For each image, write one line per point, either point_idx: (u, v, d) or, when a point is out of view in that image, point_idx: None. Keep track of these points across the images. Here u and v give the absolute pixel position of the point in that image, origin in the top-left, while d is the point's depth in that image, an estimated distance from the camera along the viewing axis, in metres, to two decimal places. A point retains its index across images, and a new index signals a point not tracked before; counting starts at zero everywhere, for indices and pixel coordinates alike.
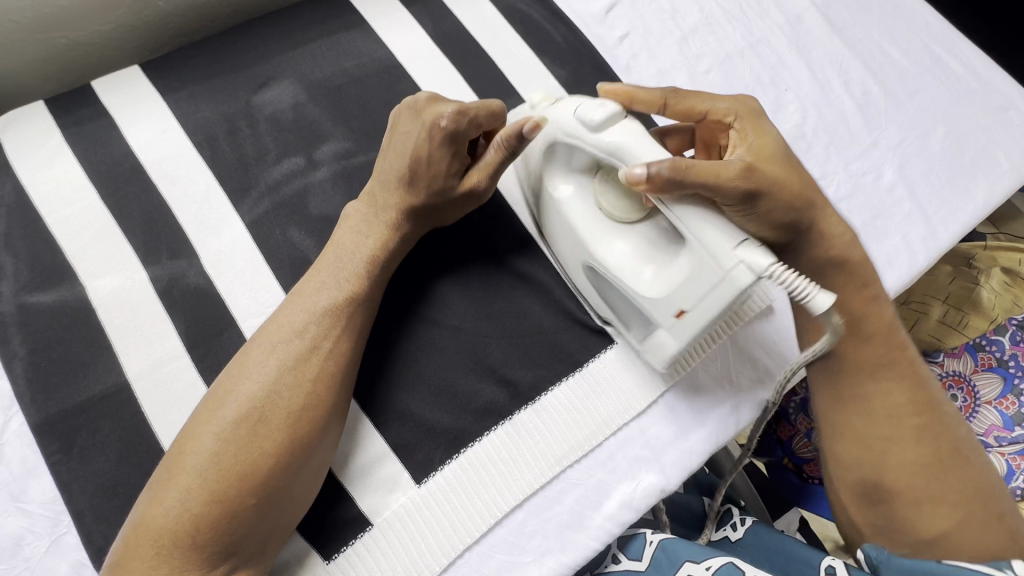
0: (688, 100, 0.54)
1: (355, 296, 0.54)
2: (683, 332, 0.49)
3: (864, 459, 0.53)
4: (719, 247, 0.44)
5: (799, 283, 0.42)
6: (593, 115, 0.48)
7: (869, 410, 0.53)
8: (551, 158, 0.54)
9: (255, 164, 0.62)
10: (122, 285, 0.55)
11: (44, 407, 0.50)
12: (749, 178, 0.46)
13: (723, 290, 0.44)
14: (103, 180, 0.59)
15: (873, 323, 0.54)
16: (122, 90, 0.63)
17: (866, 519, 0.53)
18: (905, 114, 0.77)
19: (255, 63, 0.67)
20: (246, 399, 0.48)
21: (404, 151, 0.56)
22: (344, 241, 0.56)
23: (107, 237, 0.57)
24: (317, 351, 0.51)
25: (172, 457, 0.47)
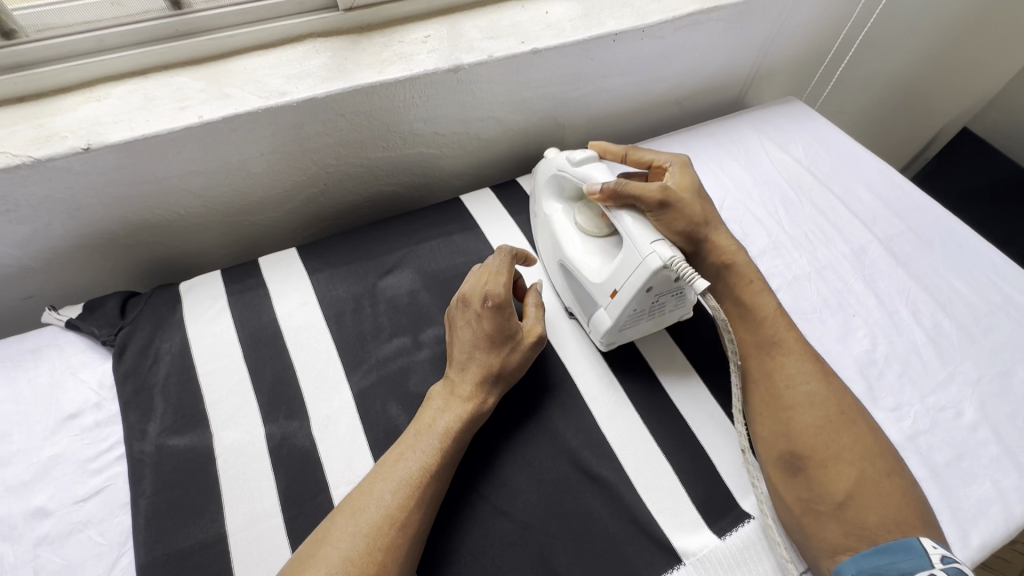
0: (641, 153, 0.79)
1: (432, 466, 0.57)
2: (616, 308, 0.66)
3: (779, 432, 0.63)
4: (642, 241, 0.63)
5: (689, 271, 0.60)
6: (578, 154, 0.73)
7: (772, 380, 0.66)
8: (547, 190, 0.79)
9: (371, 340, 0.72)
10: (243, 438, 0.63)
11: (153, 548, 0.56)
12: (662, 193, 0.69)
13: (641, 272, 0.62)
14: (249, 342, 0.71)
15: (761, 311, 0.70)
16: (279, 267, 0.78)
17: (795, 498, 0.60)
18: (981, 351, 0.78)
19: (385, 253, 0.81)
20: (322, 566, 0.50)
21: (467, 336, 0.66)
22: (424, 416, 0.62)
23: (240, 392, 0.67)
24: (393, 521, 0.53)
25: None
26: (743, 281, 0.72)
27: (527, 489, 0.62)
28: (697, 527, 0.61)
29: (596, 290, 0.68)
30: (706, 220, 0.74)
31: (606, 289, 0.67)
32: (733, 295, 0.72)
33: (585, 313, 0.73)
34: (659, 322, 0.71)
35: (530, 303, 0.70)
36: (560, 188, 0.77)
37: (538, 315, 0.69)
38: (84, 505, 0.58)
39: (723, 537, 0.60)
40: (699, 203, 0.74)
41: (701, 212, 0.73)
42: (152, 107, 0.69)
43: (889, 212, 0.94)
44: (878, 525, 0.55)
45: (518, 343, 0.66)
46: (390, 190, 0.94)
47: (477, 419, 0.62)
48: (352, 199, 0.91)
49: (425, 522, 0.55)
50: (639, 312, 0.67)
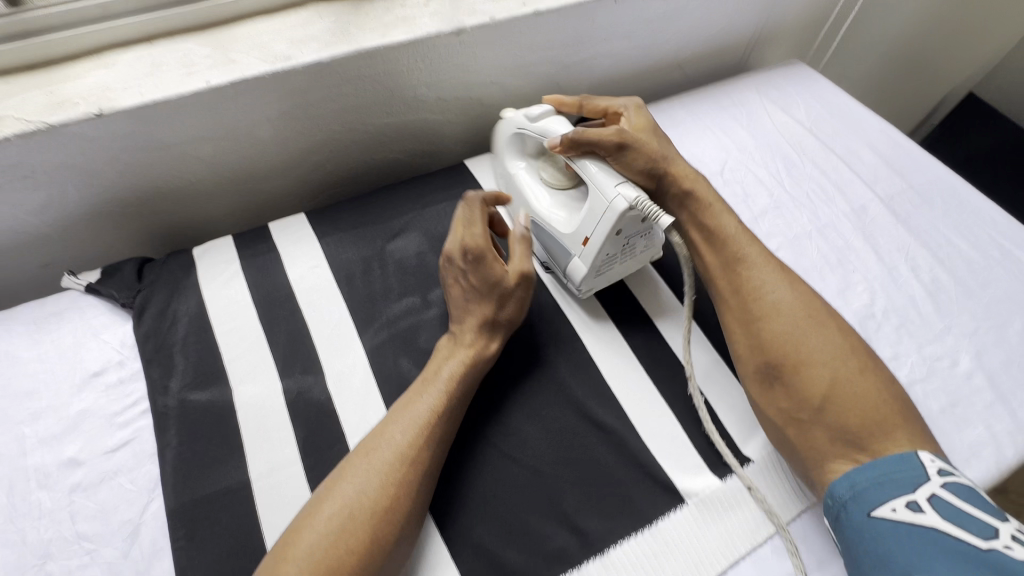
0: (596, 101, 0.80)
1: (439, 409, 0.60)
2: (589, 254, 0.68)
3: (752, 346, 0.65)
4: (607, 184, 0.66)
5: (653, 208, 0.64)
6: (535, 111, 0.75)
7: (741, 298, 0.68)
8: (509, 147, 0.80)
9: (381, 300, 0.74)
10: (261, 392, 0.66)
11: (180, 493, 0.59)
12: (620, 136, 0.71)
13: (609, 214, 0.65)
14: (263, 303, 0.73)
15: (723, 234, 0.72)
16: (289, 232, 0.80)
17: (776, 408, 0.62)
18: (979, 304, 0.80)
19: (392, 218, 0.83)
20: (340, 499, 0.53)
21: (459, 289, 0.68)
22: (431, 365, 0.64)
23: (257, 350, 0.69)
24: (404, 459, 0.56)
25: (272, 561, 0.51)
26: (703, 206, 0.73)
27: (535, 433, 0.65)
28: (699, 471, 0.64)
29: (567, 241, 0.71)
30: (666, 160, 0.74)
31: (578, 237, 0.69)
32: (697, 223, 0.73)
33: (559, 265, 0.75)
34: (624, 270, 0.73)
35: (517, 239, 0.70)
36: (522, 146, 0.79)
37: (522, 253, 0.69)
38: (113, 455, 0.61)
39: (724, 480, 0.63)
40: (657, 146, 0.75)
41: (659, 151, 0.74)
42: (159, 73, 0.70)
43: (891, 172, 0.94)
44: (858, 428, 0.58)
45: (506, 284, 0.67)
46: (395, 157, 0.95)
47: (479, 361, 0.64)
48: (357, 166, 0.93)
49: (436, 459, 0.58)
50: (611, 256, 0.69)
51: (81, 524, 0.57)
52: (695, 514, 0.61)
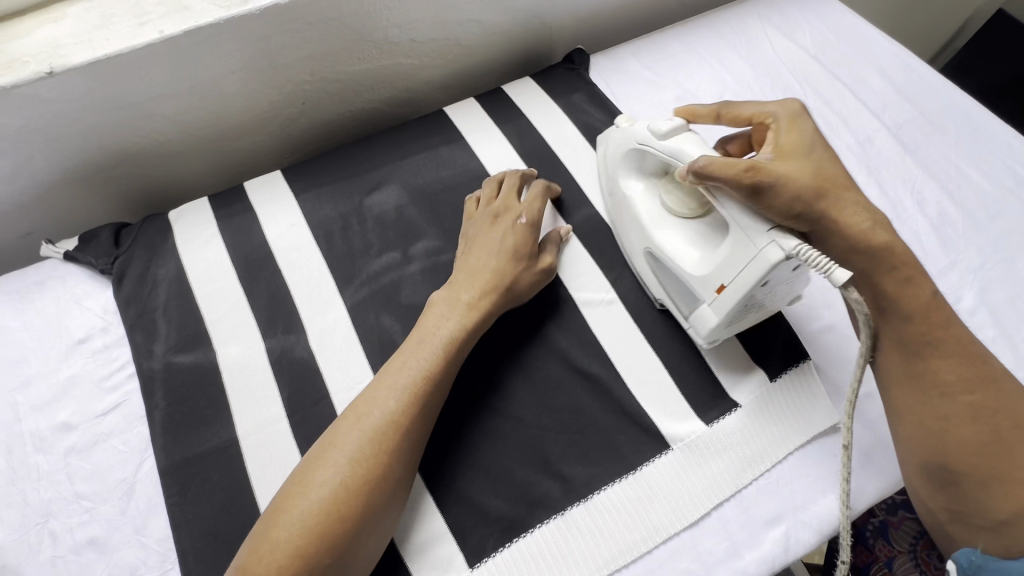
0: (738, 108, 0.64)
1: (431, 373, 0.59)
2: (722, 305, 0.60)
3: (926, 442, 0.57)
4: (755, 230, 0.56)
5: (822, 260, 0.52)
6: (662, 126, 0.64)
7: (922, 389, 0.58)
8: (625, 164, 0.71)
9: (360, 256, 0.73)
10: (245, 352, 0.66)
11: (171, 453, 0.60)
12: (753, 175, 0.55)
13: (758, 264, 0.56)
14: (242, 265, 0.72)
15: (914, 303, 0.59)
16: (265, 190, 0.78)
17: (939, 506, 0.58)
18: (987, 237, 0.76)
19: (369, 171, 0.80)
20: (333, 468, 0.53)
21: (489, 245, 0.68)
22: (425, 324, 0.63)
23: (239, 311, 0.69)
24: (395, 425, 0.56)
25: (268, 522, 0.52)
26: (889, 267, 0.59)
27: (522, 387, 0.64)
28: (686, 416, 0.63)
29: (696, 285, 0.62)
30: (823, 190, 0.57)
31: (711, 283, 0.61)
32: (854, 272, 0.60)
33: (680, 304, 0.67)
34: (767, 309, 0.64)
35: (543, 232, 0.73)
36: (639, 163, 0.70)
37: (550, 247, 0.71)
38: (104, 419, 0.62)
39: (710, 425, 0.62)
40: (817, 172, 0.58)
41: (811, 177, 0.57)
42: (111, 25, 0.67)
43: (900, 98, 0.88)
44: None
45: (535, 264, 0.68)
46: (372, 106, 0.90)
47: (474, 325, 0.63)
48: (334, 118, 0.89)
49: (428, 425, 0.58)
50: (746, 307, 0.61)
51: (78, 484, 0.59)
52: (681, 460, 0.60)
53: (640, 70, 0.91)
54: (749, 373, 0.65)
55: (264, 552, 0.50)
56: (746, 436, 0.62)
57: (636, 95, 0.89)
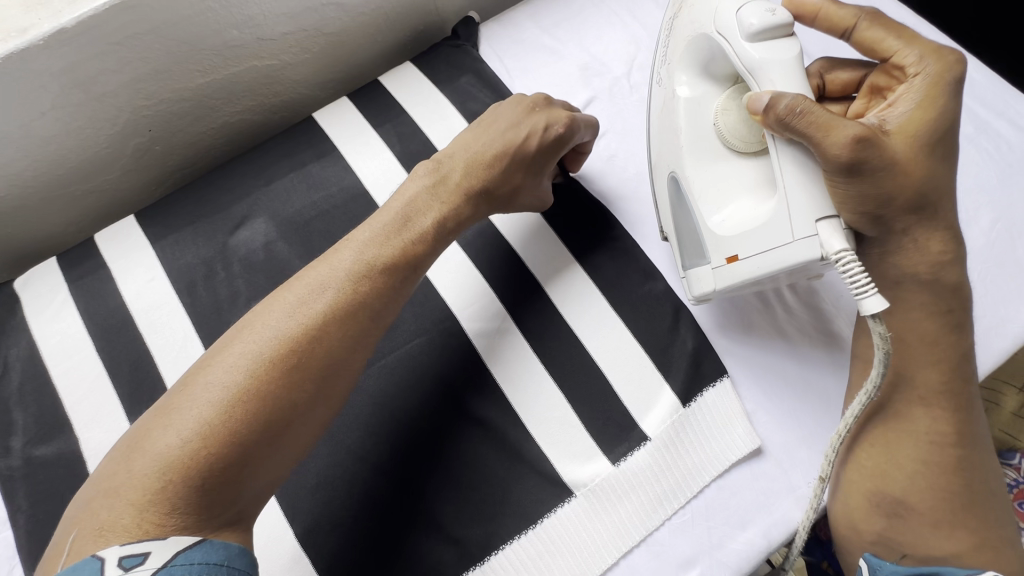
0: (877, 38, 0.53)
1: (325, 321, 0.48)
2: (728, 275, 0.56)
3: (886, 474, 0.54)
4: (802, 216, 0.49)
5: (860, 278, 0.46)
6: (758, 24, 0.52)
7: (907, 430, 0.53)
8: (693, 57, 0.60)
9: (228, 309, 0.65)
10: (110, 436, 0.60)
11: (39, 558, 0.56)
12: (853, 151, 0.46)
13: (787, 250, 0.50)
14: (98, 333, 0.65)
15: (932, 349, 0.53)
16: (118, 241, 0.69)
17: (871, 529, 0.55)
18: None
19: (233, 204, 0.70)
20: (206, 404, 0.44)
21: (510, 133, 0.61)
22: (333, 253, 0.53)
23: (99, 389, 0.62)
24: (273, 376, 0.45)
25: (100, 489, 0.42)
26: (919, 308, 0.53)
27: (413, 435, 0.58)
28: (591, 457, 0.57)
29: (712, 243, 0.57)
30: (921, 193, 0.49)
31: (727, 249, 0.55)
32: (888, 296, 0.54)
33: (686, 255, 0.62)
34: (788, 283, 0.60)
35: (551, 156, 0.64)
36: (707, 64, 0.59)
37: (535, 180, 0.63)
38: None
39: (617, 465, 0.56)
40: (926, 168, 0.49)
41: (915, 179, 0.49)
42: None
43: None
44: None
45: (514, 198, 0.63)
46: (240, 119, 0.78)
47: (376, 261, 0.52)
48: (196, 140, 0.77)
49: (319, 383, 0.47)
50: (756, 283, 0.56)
51: None
52: (585, 508, 0.55)
53: (538, 37, 0.79)
54: (661, 399, 0.58)
55: (112, 500, 0.41)
56: (659, 470, 0.56)
57: (535, 69, 0.77)
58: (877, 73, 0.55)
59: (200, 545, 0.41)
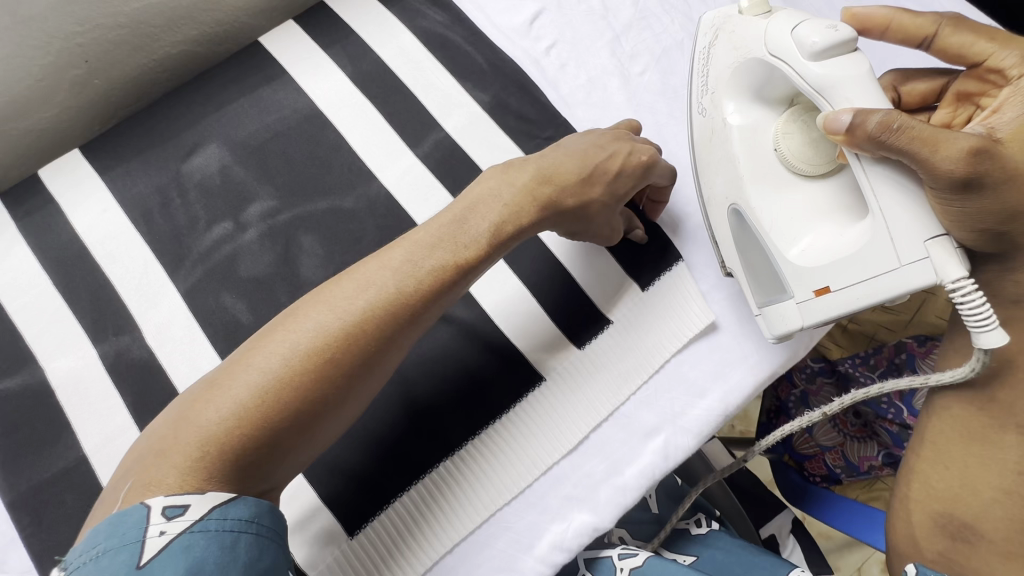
0: (969, 43, 0.49)
1: (373, 320, 0.47)
2: (819, 309, 0.51)
3: (957, 489, 0.52)
4: (911, 236, 0.44)
5: (984, 311, 0.42)
6: (823, 41, 0.47)
7: (993, 449, 0.51)
8: (742, 81, 0.56)
9: (188, 233, 0.64)
10: (76, 365, 0.60)
11: (15, 484, 0.56)
12: (970, 165, 0.41)
13: (891, 276, 0.46)
14: (54, 267, 0.63)
15: None
16: (64, 175, 0.67)
17: (932, 548, 0.54)
18: None
19: (183, 131, 0.69)
20: (251, 384, 0.43)
21: (585, 155, 0.56)
22: (382, 255, 0.50)
23: (61, 319, 0.61)
24: (317, 365, 0.45)
25: (147, 456, 0.42)
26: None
27: None
28: (559, 343, 0.59)
29: (797, 275, 0.52)
30: None
31: (814, 281, 0.50)
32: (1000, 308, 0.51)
33: (761, 293, 0.57)
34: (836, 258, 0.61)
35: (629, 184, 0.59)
36: (761, 88, 0.55)
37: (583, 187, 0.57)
38: None
39: (582, 348, 0.59)
40: None
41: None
42: None
43: None
44: None
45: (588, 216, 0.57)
46: (183, 50, 0.75)
47: (426, 264, 0.49)
48: (139, 72, 0.74)
49: (362, 375, 0.47)
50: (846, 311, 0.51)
51: None
52: (555, 389, 0.58)
53: None
54: (622, 286, 0.61)
55: (160, 466, 0.41)
56: (624, 351, 0.59)
57: None
58: (964, 78, 0.51)
59: (234, 501, 0.41)
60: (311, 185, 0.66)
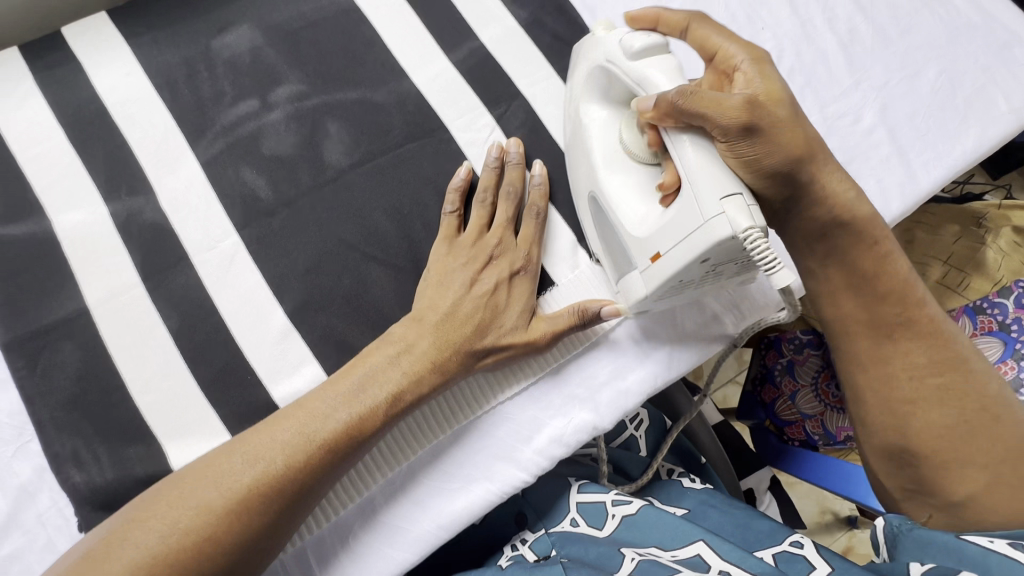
0: (705, 33, 0.52)
1: (315, 458, 0.48)
2: (654, 276, 0.50)
3: (888, 424, 0.53)
4: (708, 193, 0.45)
5: (768, 254, 0.43)
6: (636, 42, 0.51)
7: (888, 370, 0.53)
8: (589, 85, 0.57)
9: (212, 105, 0.64)
10: (85, 219, 0.58)
11: (14, 327, 0.55)
12: (746, 112, 0.45)
13: (698, 236, 0.45)
14: (71, 123, 0.62)
15: (888, 280, 0.53)
16: (87, 35, 0.65)
17: (896, 483, 0.54)
18: (894, 53, 0.71)
19: (216, 8, 0.68)
20: (262, 465, 0.48)
21: (464, 280, 0.55)
22: (395, 338, 0.53)
23: (73, 174, 0.60)
24: (243, 536, 0.46)
25: (94, 553, 0.45)
26: (870, 239, 0.53)
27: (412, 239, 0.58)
28: (573, 251, 0.61)
29: (632, 245, 0.52)
30: (811, 154, 0.49)
31: (648, 249, 0.50)
32: (819, 251, 0.54)
33: (617, 270, 0.57)
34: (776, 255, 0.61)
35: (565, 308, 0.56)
36: (604, 90, 0.56)
37: (519, 296, 0.56)
38: None
39: (596, 259, 0.61)
40: (807, 137, 0.49)
41: (803, 141, 0.49)
42: None
43: None
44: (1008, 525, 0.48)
45: (510, 338, 0.55)
46: None
47: (426, 346, 0.53)
48: None
49: (291, 517, 0.48)
50: (682, 283, 0.51)
51: None
52: (566, 295, 0.60)
53: None
54: None
55: (154, 527, 0.45)
56: None
57: None
58: (706, 75, 0.53)
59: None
60: (342, 76, 0.66)
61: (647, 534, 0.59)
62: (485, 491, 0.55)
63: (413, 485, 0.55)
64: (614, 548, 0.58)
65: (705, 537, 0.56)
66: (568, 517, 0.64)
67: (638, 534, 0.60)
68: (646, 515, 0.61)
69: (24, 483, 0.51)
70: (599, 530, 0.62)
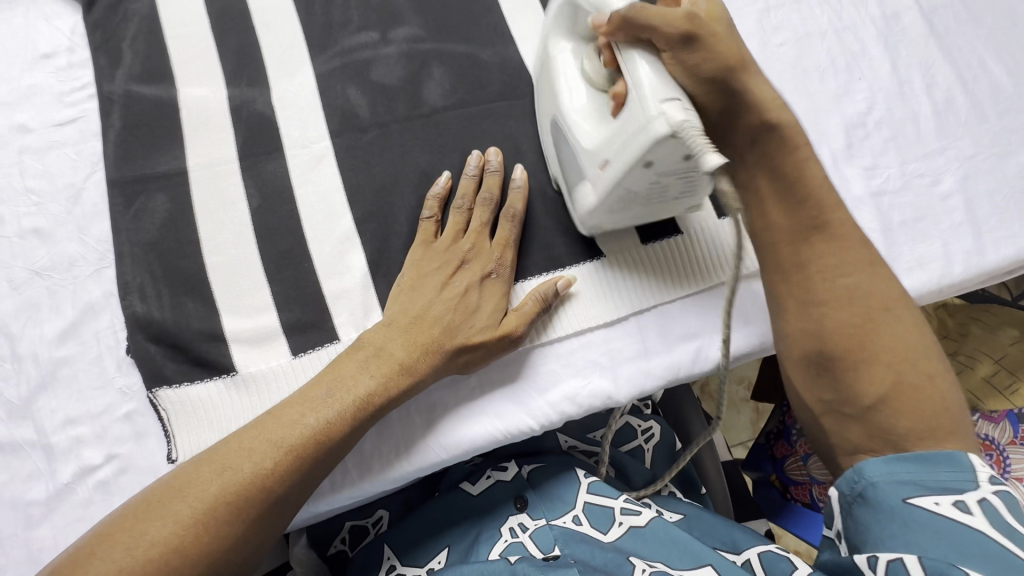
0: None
1: (282, 464, 0.49)
2: (603, 184, 0.52)
3: (809, 331, 0.53)
4: (647, 93, 0.47)
5: (698, 143, 0.45)
6: None
7: (807, 274, 0.54)
8: (554, 18, 0.59)
9: (338, 30, 0.70)
10: (206, 96, 0.65)
11: (122, 168, 0.61)
12: (687, 25, 0.49)
13: (640, 138, 0.47)
14: (214, 14, 0.69)
15: (808, 187, 0.55)
16: None
17: (819, 399, 0.53)
18: (987, 130, 0.71)
19: None
20: (235, 478, 0.47)
21: (436, 289, 0.56)
22: (370, 343, 0.54)
23: (206, 57, 0.67)
24: (265, 497, 0.48)
25: (130, 513, 0.46)
26: (795, 146, 0.55)
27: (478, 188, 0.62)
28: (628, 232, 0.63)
29: (583, 157, 0.54)
30: (743, 63, 0.52)
31: (596, 159, 0.52)
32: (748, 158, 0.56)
33: (571, 186, 0.59)
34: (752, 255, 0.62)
35: (530, 296, 0.57)
36: (572, 20, 0.57)
37: (492, 297, 0.57)
38: (61, 129, 0.63)
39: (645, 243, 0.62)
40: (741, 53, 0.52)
41: (737, 50, 0.52)
42: None
43: None
44: (911, 433, 0.48)
45: (486, 339, 0.55)
46: None
47: (402, 353, 0.53)
48: None
49: (266, 519, 0.49)
50: (632, 194, 0.53)
51: (30, 181, 0.61)
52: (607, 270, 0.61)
53: None
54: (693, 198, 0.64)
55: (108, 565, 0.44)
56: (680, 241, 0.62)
57: None
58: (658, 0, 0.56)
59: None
60: (457, 31, 0.71)
61: (656, 550, 0.59)
62: (488, 428, 0.57)
63: (427, 403, 0.57)
64: (624, 555, 0.59)
65: (714, 565, 0.57)
66: (571, 513, 0.64)
67: (648, 546, 0.60)
68: (655, 531, 0.61)
69: (94, 301, 0.57)
70: (605, 534, 0.62)
